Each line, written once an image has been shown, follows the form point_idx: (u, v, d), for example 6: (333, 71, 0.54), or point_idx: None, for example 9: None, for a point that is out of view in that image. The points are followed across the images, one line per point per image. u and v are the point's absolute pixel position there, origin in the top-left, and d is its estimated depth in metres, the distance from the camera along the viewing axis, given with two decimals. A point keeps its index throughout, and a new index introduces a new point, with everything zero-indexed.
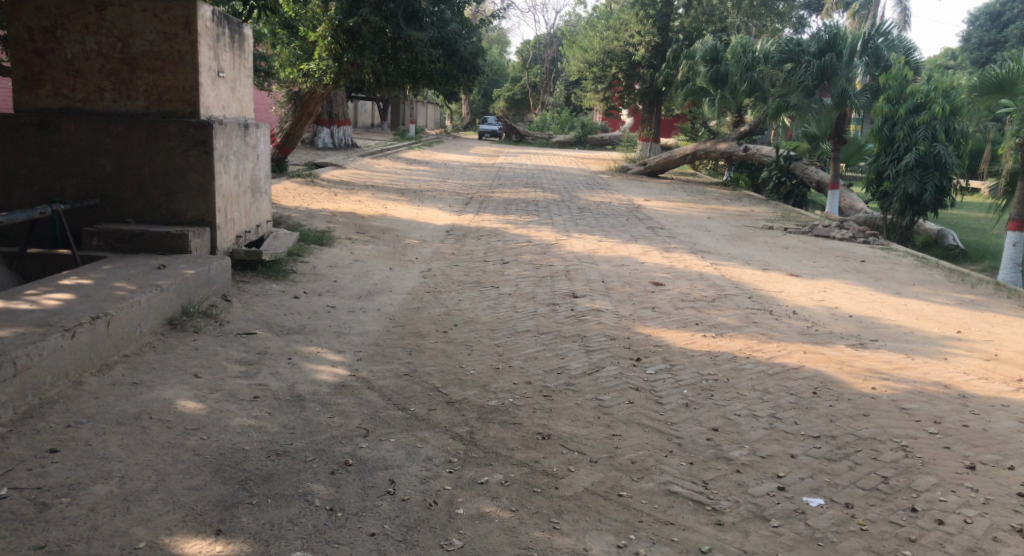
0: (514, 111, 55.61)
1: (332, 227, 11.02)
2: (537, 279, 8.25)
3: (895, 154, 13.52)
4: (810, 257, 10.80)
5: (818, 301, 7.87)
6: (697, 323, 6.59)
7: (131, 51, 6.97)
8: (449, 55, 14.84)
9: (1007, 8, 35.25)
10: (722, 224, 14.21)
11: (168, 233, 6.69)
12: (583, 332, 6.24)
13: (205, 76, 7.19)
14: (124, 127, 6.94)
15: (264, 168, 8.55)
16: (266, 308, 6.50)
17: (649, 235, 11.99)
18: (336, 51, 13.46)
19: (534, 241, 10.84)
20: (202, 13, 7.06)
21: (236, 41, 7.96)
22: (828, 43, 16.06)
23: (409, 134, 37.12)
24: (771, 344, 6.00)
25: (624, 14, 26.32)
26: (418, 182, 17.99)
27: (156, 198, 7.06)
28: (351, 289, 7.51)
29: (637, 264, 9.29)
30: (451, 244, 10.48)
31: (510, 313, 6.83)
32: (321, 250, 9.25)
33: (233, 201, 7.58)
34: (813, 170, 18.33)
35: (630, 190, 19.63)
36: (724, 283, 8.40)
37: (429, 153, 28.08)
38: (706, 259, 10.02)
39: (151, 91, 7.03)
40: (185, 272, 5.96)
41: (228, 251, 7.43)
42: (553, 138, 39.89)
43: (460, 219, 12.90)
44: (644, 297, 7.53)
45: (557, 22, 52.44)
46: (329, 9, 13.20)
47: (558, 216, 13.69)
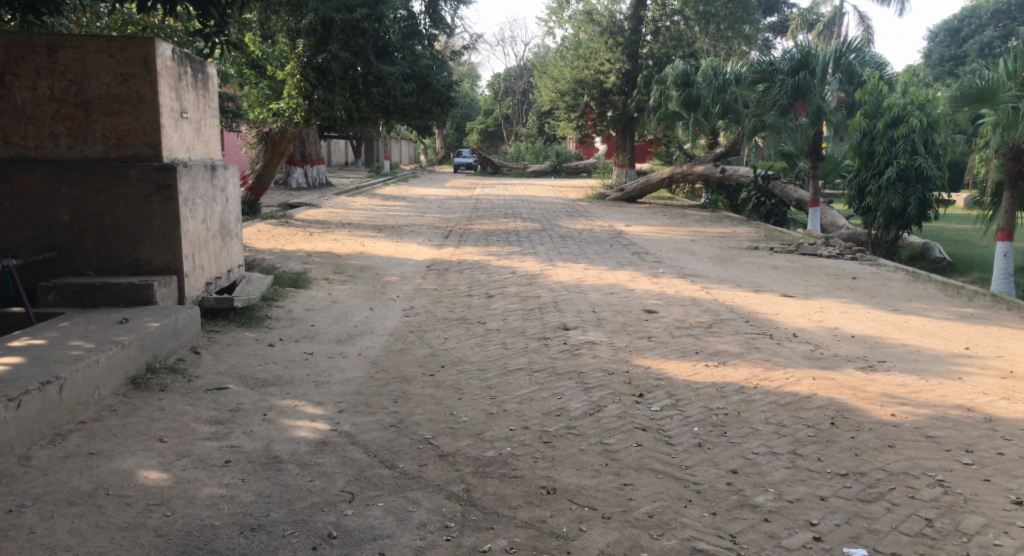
0: (488, 143, 55.65)
1: (308, 267, 10.66)
2: (524, 312, 7.92)
3: (875, 169, 13.37)
4: (800, 276, 10.57)
5: (816, 322, 7.57)
6: (697, 352, 6.27)
7: (87, 94, 6.60)
8: (421, 89, 14.57)
9: (966, 22, 35.58)
10: (706, 246, 14.00)
11: (131, 284, 6.29)
12: (578, 368, 5.90)
13: (167, 117, 6.84)
14: (81, 175, 6.56)
15: (234, 211, 8.18)
16: (239, 359, 6.09)
17: (636, 261, 11.72)
18: (306, 88, 13.24)
19: (519, 272, 10.53)
20: (161, 52, 6.73)
21: (200, 79, 7.63)
22: (801, 61, 15.93)
23: (384, 171, 36.90)
24: (778, 371, 5.67)
25: (593, 43, 26.12)
26: (395, 218, 17.68)
27: (119, 247, 6.66)
28: (329, 333, 7.11)
29: (626, 292, 8.99)
30: (432, 279, 10.12)
31: (500, 351, 6.46)
32: (297, 293, 8.86)
33: (201, 245, 7.19)
34: (792, 189, 18.21)
35: (610, 217, 19.44)
36: (718, 307, 8.11)
37: (405, 188, 27.84)
38: (697, 283, 9.76)
39: (110, 135, 6.65)
40: (150, 325, 5.56)
41: (198, 299, 7.03)
42: (528, 168, 39.79)
43: (441, 253, 12.58)
44: (637, 326, 7.21)
45: (526, 53, 52.67)
46: (297, 46, 13.00)
47: (540, 245, 13.40)
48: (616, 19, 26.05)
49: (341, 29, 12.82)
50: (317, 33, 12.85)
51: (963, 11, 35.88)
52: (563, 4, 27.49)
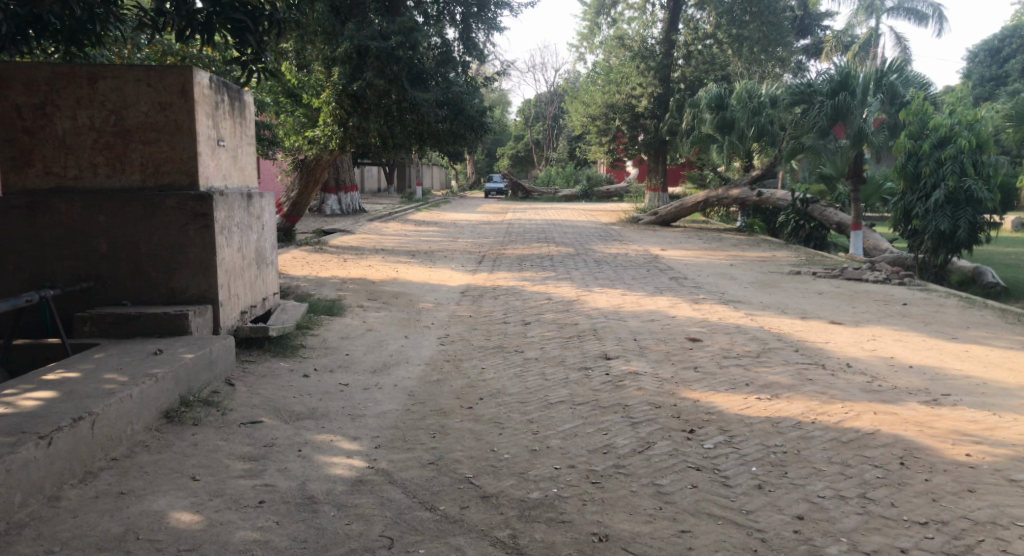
0: (519, 168, 55.72)
1: (342, 294, 10.54)
2: (564, 340, 7.68)
3: (922, 191, 12.97)
4: (847, 302, 10.22)
5: (870, 351, 7.24)
6: (747, 384, 5.99)
7: (126, 123, 6.56)
8: (455, 115, 14.38)
9: (1006, 42, 35.00)
10: (746, 271, 13.68)
11: (167, 314, 6.19)
12: (623, 400, 5.65)
13: (204, 145, 6.78)
14: (119, 204, 6.50)
15: (269, 239, 8.09)
16: (273, 391, 5.92)
17: (675, 286, 11.44)
18: (341, 116, 13.33)
19: (555, 298, 10.31)
20: (199, 80, 6.68)
21: (237, 108, 7.58)
22: (840, 83, 15.64)
23: (416, 196, 37.04)
24: (836, 404, 5.37)
25: (625, 67, 26.00)
26: (428, 243, 17.59)
27: (154, 277, 6.58)
28: (364, 363, 6.94)
29: (667, 319, 8.73)
30: (468, 306, 9.95)
31: (540, 382, 6.23)
32: (332, 321, 8.71)
33: (236, 274, 7.09)
34: (832, 213, 17.81)
35: (645, 241, 19.17)
36: (765, 335, 7.82)
37: (437, 213, 27.81)
38: (739, 310, 9.46)
39: (147, 164, 6.60)
40: (184, 357, 5.44)
41: (233, 328, 6.91)
42: (560, 192, 39.69)
43: (476, 278, 12.42)
44: (683, 356, 6.93)
45: (557, 79, 52.79)
46: (333, 75, 13.08)
47: (575, 270, 13.19)
48: (648, 44, 25.96)
49: (376, 57, 12.92)
50: (352, 61, 12.85)
51: (1003, 31, 35.30)
52: (594, 29, 27.41)
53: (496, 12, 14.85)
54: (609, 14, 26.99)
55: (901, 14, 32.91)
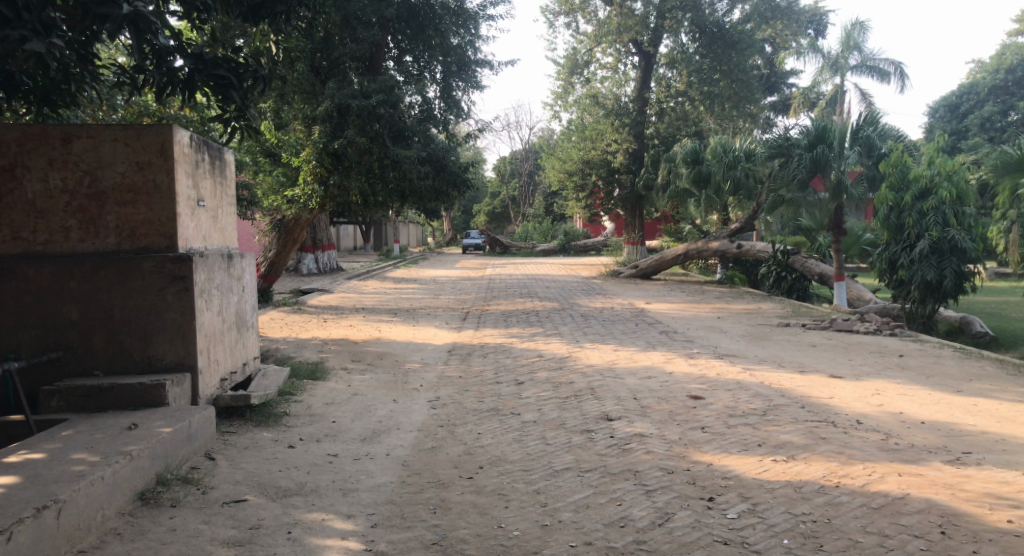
0: (495, 224, 55.77)
1: (325, 356, 10.17)
2: (561, 401, 7.35)
3: (906, 242, 12.92)
4: (843, 354, 10.03)
5: (878, 406, 7.00)
6: (760, 445, 5.72)
7: (101, 184, 6.26)
8: (437, 171, 14.25)
9: (964, 98, 35.51)
10: (735, 324, 13.50)
11: (141, 385, 5.82)
12: (632, 466, 5.35)
13: (184, 206, 6.48)
14: (91, 268, 6.16)
15: (250, 300, 7.75)
16: (257, 465, 5.53)
17: (666, 341, 11.19)
18: (321, 174, 12.96)
19: (546, 355, 10.02)
20: (179, 138, 6.42)
21: (217, 166, 7.30)
22: (817, 136, 15.60)
23: (393, 254, 36.77)
24: (856, 465, 5.11)
25: (599, 124, 26.20)
26: (409, 301, 17.28)
27: (129, 344, 6.20)
28: (353, 432, 6.55)
29: (664, 375, 8.46)
30: (456, 366, 9.61)
31: (542, 447, 5.90)
32: (316, 385, 8.32)
33: (216, 338, 6.73)
34: (814, 263, 17.73)
35: (628, 294, 19.02)
36: (768, 391, 7.56)
37: (415, 270, 27.54)
38: (736, 364, 9.22)
39: (123, 226, 6.28)
40: (161, 430, 5.08)
41: (212, 398, 6.53)
42: (538, 247, 39.63)
43: (461, 336, 12.12)
44: (687, 415, 6.65)
45: (530, 136, 53.19)
46: (313, 133, 12.85)
47: (562, 325, 12.94)
48: (622, 102, 26.16)
49: (357, 115, 12.82)
50: (332, 120, 12.81)
51: (960, 89, 35.82)
52: (567, 88, 27.61)
53: (477, 72, 14.98)
54: (582, 73, 27.23)
55: (864, 71, 33.59)
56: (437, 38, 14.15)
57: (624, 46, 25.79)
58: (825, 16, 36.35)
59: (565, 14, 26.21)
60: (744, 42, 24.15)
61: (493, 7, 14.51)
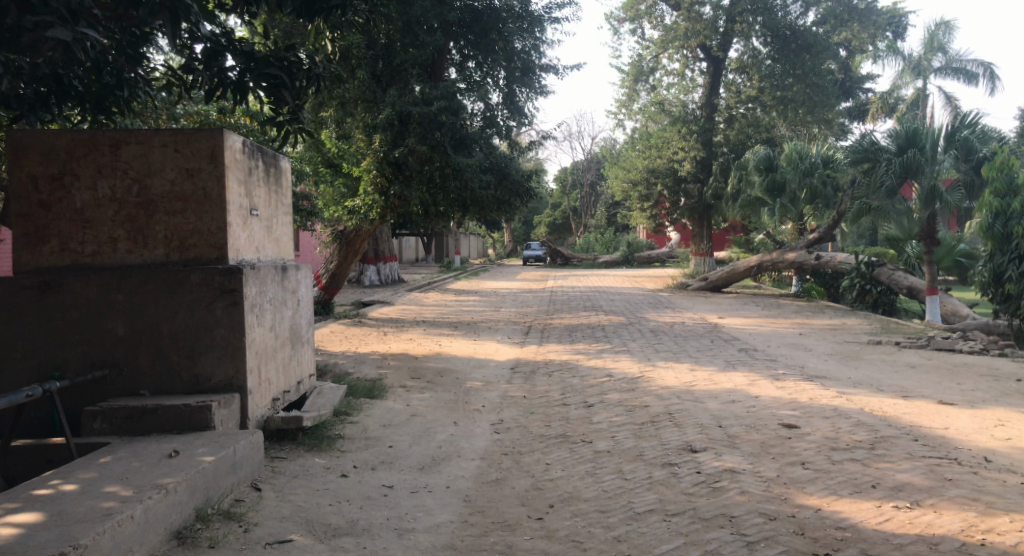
0: (556, 235, 55.16)
1: (383, 373, 9.67)
2: (637, 428, 6.67)
3: (1015, 253, 11.86)
4: (947, 377, 9.13)
5: (1005, 440, 6.35)
6: (875, 486, 5.01)
7: (149, 193, 5.87)
8: (500, 181, 13.72)
9: None
10: (819, 341, 12.55)
11: (186, 406, 5.38)
12: (726, 510, 4.65)
13: (235, 215, 6.05)
14: (139, 281, 5.77)
15: (306, 315, 7.31)
16: (306, 497, 5.03)
17: (746, 360, 10.37)
18: (382, 184, 12.59)
19: (616, 374, 9.32)
20: (231, 143, 6.01)
21: (273, 174, 6.89)
22: (908, 139, 14.54)
23: (454, 265, 36.44)
24: (1000, 516, 4.48)
25: (665, 132, 25.33)
26: (470, 314, 16.79)
27: (176, 361, 5.79)
28: (412, 458, 6.01)
29: (749, 399, 7.70)
30: (520, 384, 9.01)
31: (620, 482, 5.26)
32: (372, 405, 7.81)
33: (268, 356, 6.28)
34: (902, 276, 16.66)
35: (699, 308, 18.13)
36: (872, 420, 6.81)
37: (477, 283, 27.04)
38: (828, 387, 8.41)
39: (172, 236, 5.88)
40: (203, 458, 4.62)
41: (262, 420, 6.06)
42: (600, 258, 38.82)
43: (525, 352, 11.53)
44: (781, 448, 5.93)
45: (592, 146, 52.28)
46: (375, 142, 12.51)
47: (632, 341, 12.25)
48: (689, 109, 25.29)
49: (418, 123, 12.35)
50: (393, 128, 12.34)
51: None
52: (632, 96, 26.76)
53: (541, 77, 14.46)
54: (648, 80, 26.43)
55: (949, 74, 31.94)
56: (501, 42, 13.67)
57: (692, 51, 24.98)
58: (903, 18, 34.68)
59: (631, 20, 25.53)
60: (819, 45, 23.14)
61: (559, 10, 13.93)
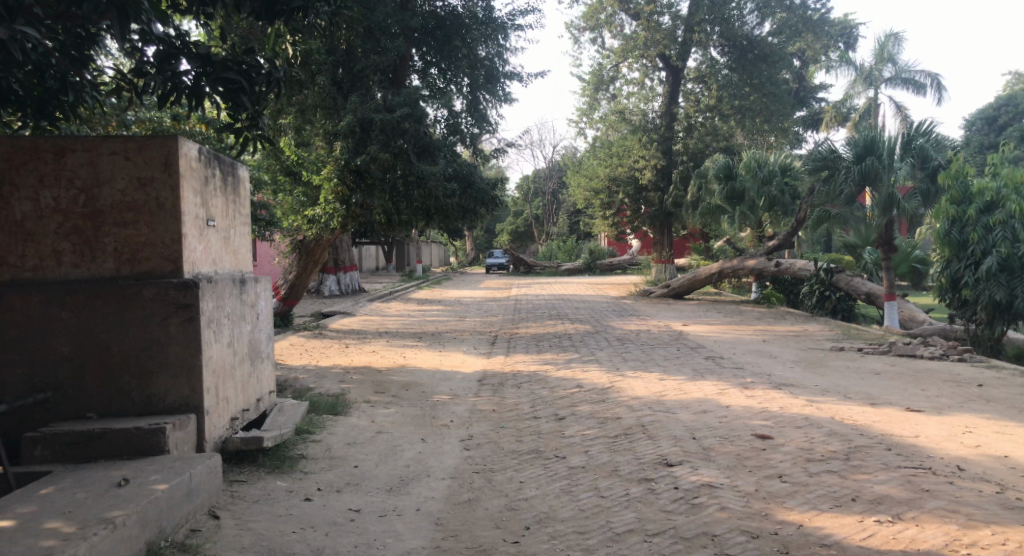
0: (518, 243, 55.13)
1: (346, 387, 9.40)
2: (610, 441, 6.52)
3: (970, 259, 11.96)
4: (913, 383, 9.16)
5: (975, 447, 6.30)
6: (855, 499, 4.92)
7: (97, 203, 5.57)
8: (464, 189, 13.55)
9: (1002, 110, 31.80)
10: (784, 348, 12.57)
11: (137, 430, 5.09)
12: (707, 528, 4.54)
13: (191, 226, 5.78)
14: (86, 297, 5.46)
15: (265, 329, 7.03)
16: (267, 524, 4.78)
17: (714, 368, 10.31)
18: (343, 193, 12.26)
19: (585, 385, 9.18)
20: (186, 151, 5.73)
21: (230, 183, 6.61)
22: (866, 147, 14.62)
23: (416, 274, 36.12)
24: (982, 529, 4.41)
25: (626, 142, 25.67)
26: (434, 324, 16.56)
27: (127, 381, 5.49)
28: (378, 479, 5.78)
29: (721, 409, 7.61)
30: (488, 397, 8.81)
31: (596, 500, 5.11)
32: (335, 422, 7.55)
33: (226, 374, 6.00)
34: (860, 282, 16.72)
35: (663, 315, 18.12)
36: (844, 430, 6.75)
37: (440, 292, 26.77)
38: (797, 395, 8.36)
39: (122, 249, 5.59)
40: (156, 487, 4.37)
41: (220, 442, 5.78)
42: (563, 266, 38.81)
43: (492, 362, 11.34)
44: (758, 460, 5.83)
45: (553, 154, 52.33)
46: (335, 149, 12.14)
47: (599, 350, 12.13)
48: (649, 117, 25.42)
49: (381, 129, 12.08)
50: (355, 135, 12.04)
51: (1000, 99, 32.24)
52: (593, 105, 26.74)
53: (505, 85, 14.33)
54: (608, 89, 26.44)
55: (899, 84, 32.58)
56: (464, 49, 13.53)
57: (651, 61, 25.02)
58: (854, 29, 35.35)
59: (591, 30, 25.54)
60: (776, 54, 23.36)
61: (522, 17, 13.82)
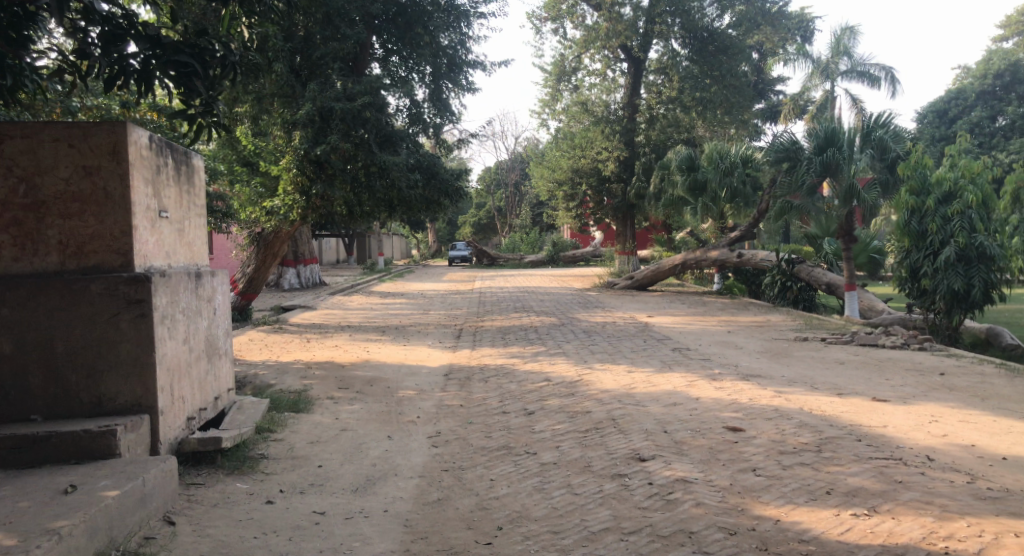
0: (480, 235, 54.94)
1: (308, 383, 9.16)
2: (581, 436, 6.39)
3: (930, 249, 11.97)
4: (878, 373, 9.18)
5: (943, 436, 6.27)
6: (830, 492, 4.85)
7: (39, 193, 5.28)
8: (427, 180, 13.33)
9: (952, 103, 32.20)
10: (749, 338, 12.59)
11: (86, 432, 4.84)
12: (684, 525, 4.45)
13: (141, 217, 5.51)
14: (29, 293, 5.17)
15: (223, 325, 6.77)
16: (226, 529, 4.56)
17: (682, 360, 10.25)
18: (303, 183, 11.93)
19: (554, 378, 9.05)
20: (135, 139, 5.45)
21: (184, 173, 6.34)
22: (826, 139, 14.77)
23: (378, 267, 35.75)
24: (958, 521, 4.36)
25: (589, 133, 25.36)
26: (397, 317, 16.32)
27: (75, 381, 5.22)
28: (343, 479, 5.57)
29: (691, 401, 7.54)
30: (454, 392, 8.64)
31: (569, 497, 4.99)
32: (298, 419, 7.32)
33: (182, 372, 5.74)
34: (820, 273, 16.83)
35: (627, 307, 18.11)
36: (815, 421, 6.70)
37: (403, 284, 26.52)
38: (765, 386, 8.32)
39: (67, 242, 5.30)
40: (105, 493, 4.18)
41: (176, 443, 5.53)
42: (526, 258, 38.74)
43: (457, 356, 11.15)
44: (731, 453, 5.75)
45: (514, 146, 52.12)
46: (295, 139, 11.82)
47: (565, 342, 12.02)
48: (611, 109, 25.58)
49: (341, 119, 11.85)
50: (314, 125, 11.80)
51: (949, 93, 32.54)
52: (555, 96, 26.59)
53: (468, 74, 14.15)
54: (570, 81, 26.32)
55: (854, 77, 32.95)
56: (427, 36, 13.21)
57: (612, 52, 24.92)
58: (810, 23, 35.66)
59: (553, 20, 25.40)
60: (735, 47, 23.59)
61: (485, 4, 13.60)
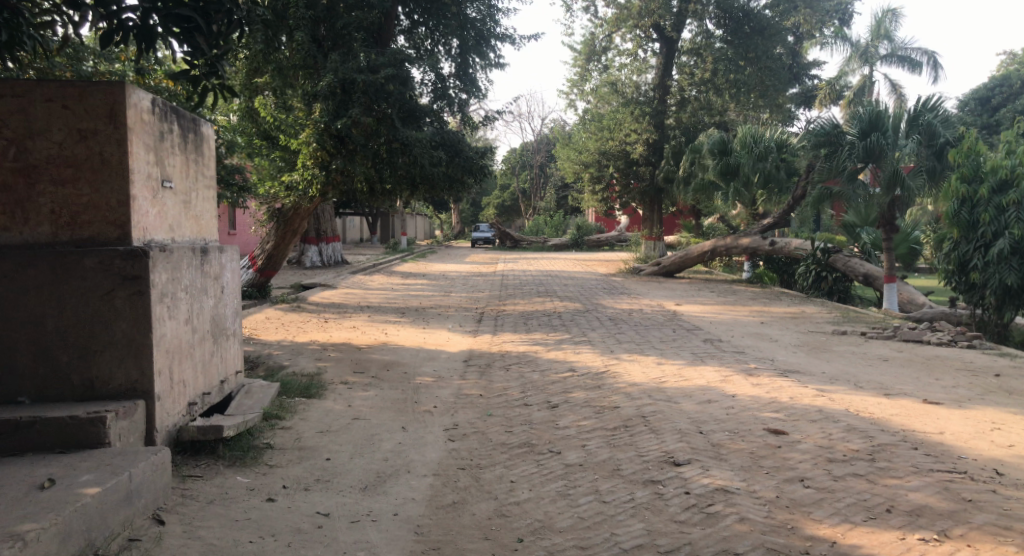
0: (504, 216, 54.41)
1: (322, 366, 8.75)
2: (609, 435, 5.91)
3: (980, 240, 11.31)
4: (927, 372, 8.60)
5: (1009, 446, 5.72)
6: (891, 509, 4.36)
7: (31, 157, 4.86)
8: (452, 157, 12.84)
9: (996, 90, 31.16)
10: (783, 331, 12.01)
11: (73, 419, 4.43)
12: (727, 545, 3.99)
13: (141, 186, 5.08)
14: (17, 266, 4.76)
15: (231, 304, 6.34)
16: (220, 531, 4.14)
17: (714, 352, 9.72)
18: (322, 158, 11.32)
19: (578, 368, 8.58)
20: (135, 101, 5.02)
21: (191, 141, 5.90)
22: (871, 122, 13.99)
23: (400, 247, 35.33)
24: None
25: (618, 114, 24.64)
26: (418, 298, 15.91)
27: (65, 362, 4.81)
28: (352, 475, 5.14)
29: (727, 399, 7.02)
30: (473, 380, 8.18)
31: (598, 504, 4.53)
32: (308, 406, 6.90)
33: (183, 354, 5.32)
34: (857, 263, 16.14)
35: (654, 294, 17.55)
36: (866, 425, 6.17)
37: (424, 265, 26.07)
38: (806, 383, 7.79)
39: (60, 211, 4.89)
40: (85, 491, 3.77)
41: (174, 431, 5.11)
42: (550, 242, 38.17)
43: (477, 342, 10.69)
44: (775, 459, 5.26)
45: (541, 127, 51.28)
46: (315, 112, 11.34)
47: (591, 330, 11.52)
48: (641, 90, 24.53)
49: (364, 91, 11.37)
50: (336, 97, 11.30)
51: (993, 80, 31.50)
52: (584, 76, 25.92)
53: (496, 47, 13.59)
54: (600, 60, 25.63)
55: (895, 62, 31.93)
56: (454, 7, 12.82)
57: (644, 32, 24.08)
58: (850, 6, 34.53)
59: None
60: (772, 28, 22.55)
61: None
